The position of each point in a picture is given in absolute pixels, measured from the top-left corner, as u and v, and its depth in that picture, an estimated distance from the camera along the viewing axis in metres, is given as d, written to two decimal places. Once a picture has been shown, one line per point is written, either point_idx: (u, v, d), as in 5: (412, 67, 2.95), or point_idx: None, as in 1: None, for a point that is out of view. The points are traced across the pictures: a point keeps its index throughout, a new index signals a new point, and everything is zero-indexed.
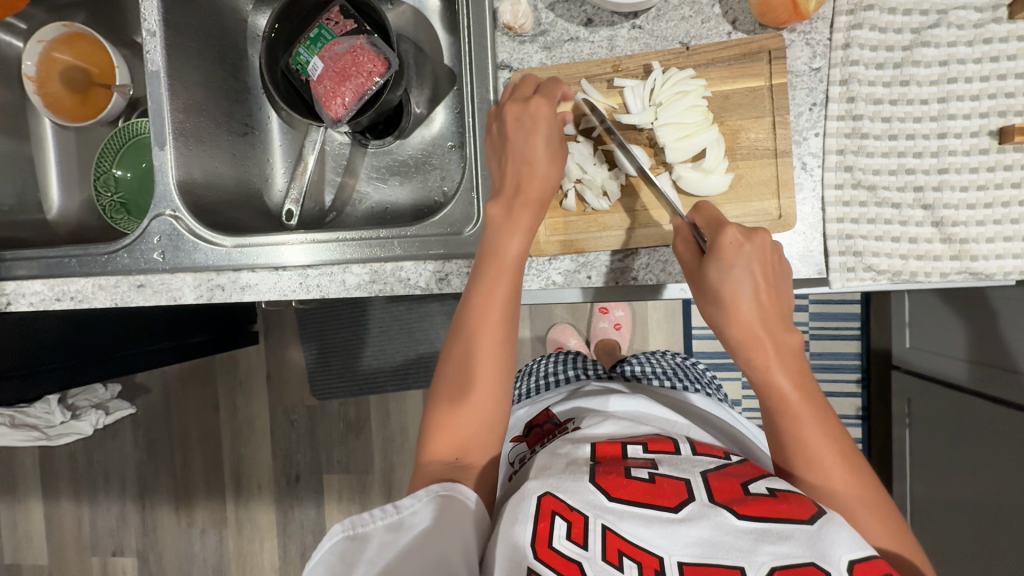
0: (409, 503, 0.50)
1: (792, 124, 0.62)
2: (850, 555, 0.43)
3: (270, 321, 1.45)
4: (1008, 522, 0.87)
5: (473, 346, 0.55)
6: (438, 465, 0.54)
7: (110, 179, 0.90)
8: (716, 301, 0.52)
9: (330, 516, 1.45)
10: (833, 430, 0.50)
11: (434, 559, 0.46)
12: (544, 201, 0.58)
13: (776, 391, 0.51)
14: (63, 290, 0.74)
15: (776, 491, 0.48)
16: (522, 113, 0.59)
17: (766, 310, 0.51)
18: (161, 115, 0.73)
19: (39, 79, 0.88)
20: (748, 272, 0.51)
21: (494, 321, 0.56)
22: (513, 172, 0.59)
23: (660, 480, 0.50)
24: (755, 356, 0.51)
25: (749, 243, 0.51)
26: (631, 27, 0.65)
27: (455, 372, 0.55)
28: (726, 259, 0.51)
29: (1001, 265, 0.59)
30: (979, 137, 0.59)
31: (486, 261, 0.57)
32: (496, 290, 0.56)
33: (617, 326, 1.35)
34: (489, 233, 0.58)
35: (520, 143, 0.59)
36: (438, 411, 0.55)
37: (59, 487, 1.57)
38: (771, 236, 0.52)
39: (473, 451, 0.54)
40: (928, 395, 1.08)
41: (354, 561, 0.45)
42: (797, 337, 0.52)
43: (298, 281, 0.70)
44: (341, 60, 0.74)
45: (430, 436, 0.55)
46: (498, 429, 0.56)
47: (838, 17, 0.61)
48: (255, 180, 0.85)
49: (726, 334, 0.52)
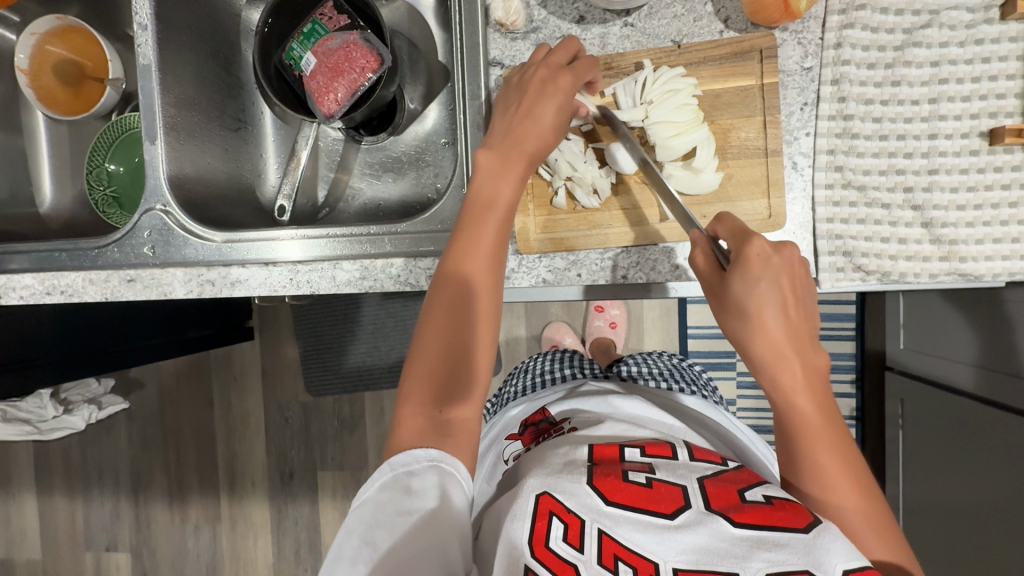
0: (406, 461, 0.50)
1: (783, 124, 0.62)
2: (846, 564, 0.42)
3: (265, 317, 1.45)
4: (1000, 526, 0.87)
5: (459, 297, 0.55)
6: (420, 418, 0.53)
7: (103, 173, 0.89)
8: (738, 313, 0.50)
9: (324, 513, 1.45)
10: (843, 443, 0.49)
11: (432, 529, 0.46)
12: (535, 156, 0.58)
13: (795, 407, 0.49)
14: (53, 284, 0.74)
15: (773, 499, 0.48)
16: (552, 74, 0.59)
17: (795, 328, 0.49)
18: (151, 109, 0.73)
19: (32, 71, 0.87)
20: (774, 287, 0.49)
21: (482, 271, 0.56)
22: (512, 125, 0.58)
23: (658, 486, 0.51)
24: (780, 374, 0.49)
25: (776, 256, 0.49)
26: (622, 25, 0.65)
27: (443, 325, 0.55)
28: (751, 271, 0.49)
29: (990, 267, 0.58)
30: (970, 138, 0.59)
31: (473, 210, 0.57)
32: (485, 238, 0.56)
33: (612, 325, 1.35)
34: (478, 180, 0.58)
35: (526, 102, 0.58)
36: (423, 362, 0.54)
37: (52, 482, 1.57)
38: (800, 251, 0.50)
39: (458, 405, 0.53)
40: (922, 396, 1.08)
41: (351, 529, 0.46)
42: (824, 357, 0.50)
43: (287, 277, 0.69)
44: (334, 56, 0.74)
45: (412, 386, 0.54)
46: (484, 386, 0.55)
47: (830, 16, 0.61)
48: (248, 176, 0.85)
49: (751, 352, 0.50)
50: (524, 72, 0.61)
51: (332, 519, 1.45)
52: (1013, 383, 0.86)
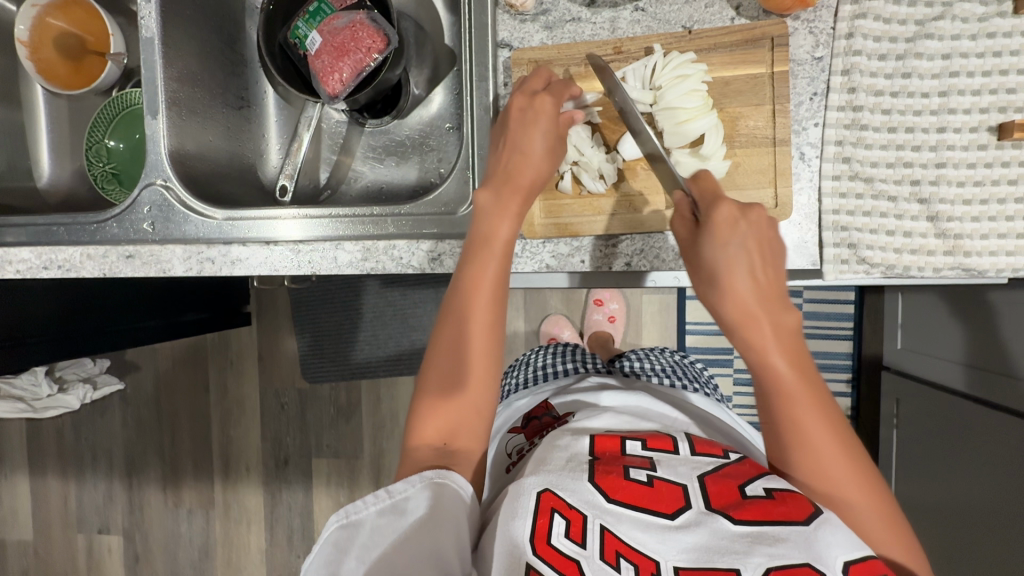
0: (402, 488, 0.51)
1: (792, 114, 0.62)
2: (846, 556, 0.44)
3: (262, 303, 1.44)
4: (992, 525, 0.88)
5: (461, 329, 0.57)
6: (426, 448, 0.55)
7: (102, 150, 0.89)
8: (710, 278, 0.52)
9: (318, 499, 1.44)
10: (827, 408, 0.50)
11: (426, 546, 0.47)
12: (534, 188, 0.59)
13: (772, 373, 0.50)
14: (49, 259, 0.72)
15: (774, 492, 0.48)
16: (527, 105, 0.60)
17: (766, 287, 0.51)
18: (154, 84, 0.72)
19: (32, 45, 0.86)
20: (744, 251, 0.51)
21: (483, 305, 0.57)
22: (506, 160, 0.59)
23: (659, 485, 0.50)
24: (749, 333, 0.50)
25: (744, 219, 0.52)
26: (633, 10, 0.65)
27: (447, 354, 0.57)
28: (721, 234, 0.52)
29: (993, 262, 0.58)
30: (978, 132, 0.58)
31: (475, 244, 0.58)
32: (488, 272, 0.57)
33: (611, 318, 1.34)
34: (479, 217, 0.59)
35: (517, 134, 0.59)
36: (431, 398, 0.56)
37: (46, 464, 1.56)
38: (767, 213, 0.53)
39: (461, 438, 0.56)
40: (916, 396, 1.09)
41: (348, 550, 0.48)
42: (796, 317, 0.51)
43: (289, 256, 0.69)
44: (340, 35, 0.73)
45: (420, 418, 0.56)
46: (487, 412, 0.57)
47: (842, 6, 0.61)
48: (249, 155, 0.84)
49: (722, 315, 0.51)
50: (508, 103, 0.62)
51: (326, 506, 1.44)
52: (1010, 383, 0.87)
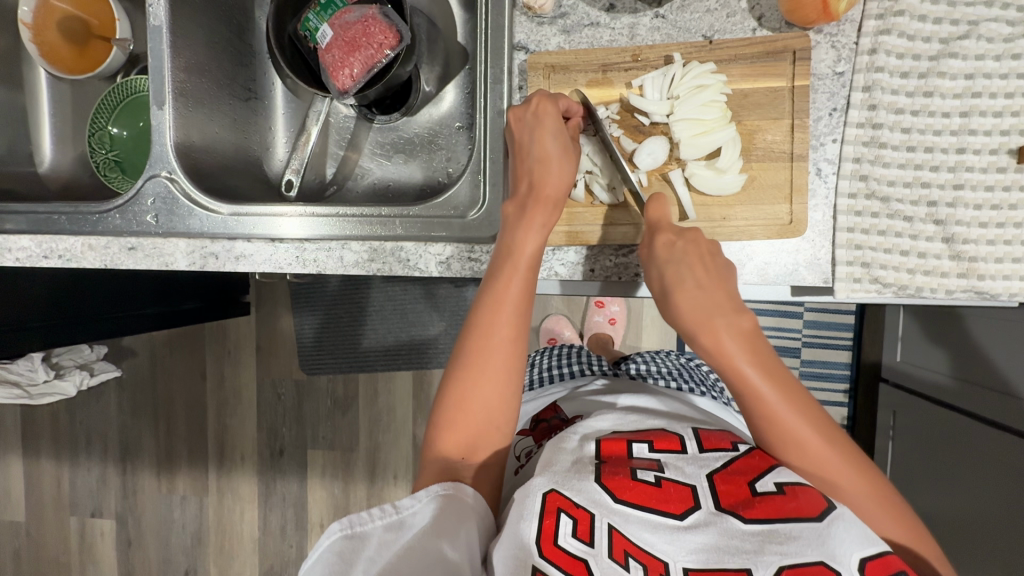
0: (409, 503, 0.51)
1: (810, 129, 0.61)
2: (861, 552, 0.43)
3: (262, 292, 1.42)
4: (990, 540, 0.88)
5: (481, 341, 0.57)
6: (444, 459, 0.56)
7: (105, 137, 0.87)
8: (663, 295, 0.56)
9: (311, 491, 1.44)
10: (803, 404, 0.51)
11: (432, 555, 0.47)
12: (560, 200, 0.60)
13: (739, 377, 0.52)
14: (51, 248, 0.72)
15: (784, 487, 0.47)
16: (524, 113, 0.61)
17: (714, 293, 0.54)
18: (161, 73, 0.70)
19: (36, 26, 0.84)
20: (687, 265, 0.55)
21: (506, 319, 0.57)
22: (530, 174, 0.61)
23: (667, 485, 0.49)
24: (706, 340, 0.53)
25: (680, 240, 0.56)
26: (654, 16, 0.64)
27: (462, 364, 0.57)
28: (662, 257, 0.56)
29: (1006, 287, 0.58)
30: (997, 155, 0.58)
31: (505, 256, 0.58)
32: (512, 292, 0.57)
33: (612, 321, 1.33)
34: (508, 229, 0.59)
35: (528, 142, 0.61)
36: (450, 416, 0.56)
37: (40, 446, 1.56)
38: (703, 233, 0.57)
39: (480, 451, 0.56)
40: (909, 408, 1.09)
41: (353, 561, 0.47)
42: (751, 318, 0.53)
43: (293, 255, 0.68)
44: (352, 30, 0.72)
45: (439, 430, 0.57)
46: (507, 429, 0.57)
47: (867, 20, 0.60)
48: (255, 148, 0.83)
49: (681, 326, 0.55)
50: (507, 118, 0.64)
51: (319, 499, 1.44)
52: (1006, 402, 0.86)
